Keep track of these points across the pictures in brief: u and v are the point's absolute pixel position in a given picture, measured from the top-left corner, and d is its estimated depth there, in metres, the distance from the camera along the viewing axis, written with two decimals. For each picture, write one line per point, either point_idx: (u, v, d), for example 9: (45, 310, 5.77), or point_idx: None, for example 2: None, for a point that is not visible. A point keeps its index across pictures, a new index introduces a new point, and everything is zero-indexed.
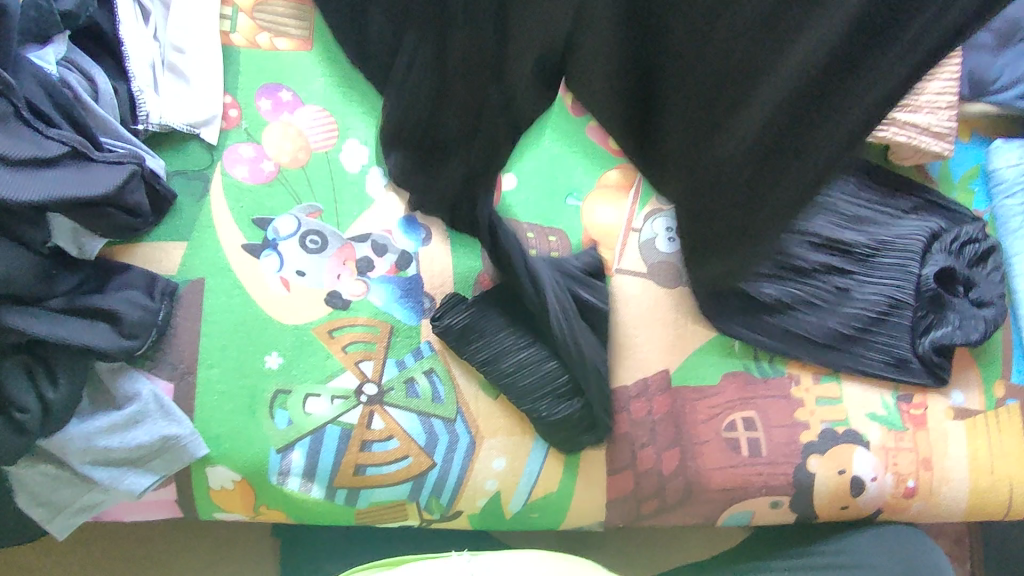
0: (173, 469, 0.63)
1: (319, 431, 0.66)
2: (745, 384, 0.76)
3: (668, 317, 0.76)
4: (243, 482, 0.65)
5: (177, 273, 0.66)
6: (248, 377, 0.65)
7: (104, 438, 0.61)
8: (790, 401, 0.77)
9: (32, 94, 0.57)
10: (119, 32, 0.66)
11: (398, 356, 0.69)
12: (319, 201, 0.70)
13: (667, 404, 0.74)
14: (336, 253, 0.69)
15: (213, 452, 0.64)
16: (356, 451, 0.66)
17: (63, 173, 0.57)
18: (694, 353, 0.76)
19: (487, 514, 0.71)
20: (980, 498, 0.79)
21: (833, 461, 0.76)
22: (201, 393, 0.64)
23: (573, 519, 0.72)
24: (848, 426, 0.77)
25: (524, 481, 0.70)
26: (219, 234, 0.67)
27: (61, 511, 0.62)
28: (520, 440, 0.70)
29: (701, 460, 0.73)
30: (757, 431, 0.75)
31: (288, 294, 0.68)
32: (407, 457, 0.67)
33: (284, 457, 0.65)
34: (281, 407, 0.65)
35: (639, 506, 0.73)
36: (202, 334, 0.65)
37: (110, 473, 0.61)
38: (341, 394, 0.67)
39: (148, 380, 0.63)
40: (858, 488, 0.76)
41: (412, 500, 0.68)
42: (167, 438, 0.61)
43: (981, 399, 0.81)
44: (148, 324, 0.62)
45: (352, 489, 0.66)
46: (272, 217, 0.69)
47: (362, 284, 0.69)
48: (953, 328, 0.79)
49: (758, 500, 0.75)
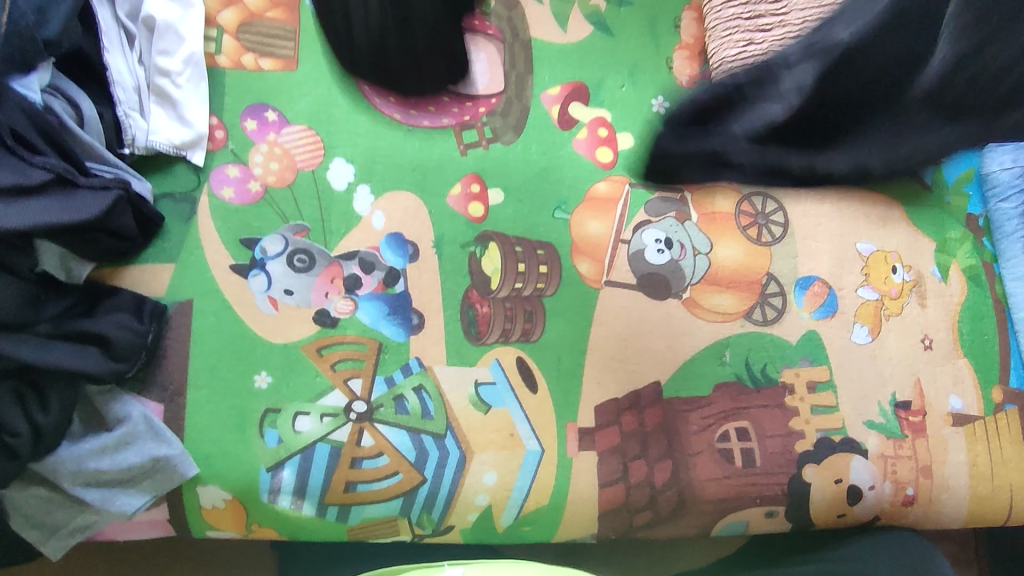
0: (165, 488, 0.63)
1: (309, 449, 0.66)
2: (738, 393, 0.76)
3: (658, 329, 0.76)
4: (234, 501, 0.65)
5: (166, 294, 0.67)
6: (237, 397, 0.66)
7: (94, 460, 0.61)
8: (784, 410, 0.76)
9: (16, 122, 0.58)
10: (105, 58, 0.66)
11: (387, 373, 0.69)
12: (306, 220, 0.70)
13: (659, 416, 0.74)
14: (323, 271, 0.69)
15: (204, 472, 0.64)
16: (346, 468, 0.66)
17: (48, 200, 0.57)
18: (687, 364, 0.76)
19: (479, 528, 0.71)
20: (980, 506, 0.78)
21: (828, 470, 0.75)
22: (192, 414, 0.65)
23: (566, 532, 0.72)
24: (844, 435, 0.76)
25: (516, 495, 0.70)
26: (206, 255, 0.68)
27: (55, 533, 0.63)
28: (511, 454, 0.70)
29: (694, 471, 0.73)
30: (750, 441, 0.74)
31: (276, 313, 0.68)
32: (397, 473, 0.67)
33: (275, 475, 0.65)
34: (270, 426, 0.66)
35: (632, 518, 0.73)
36: (192, 355, 0.66)
37: (102, 494, 0.62)
38: (330, 412, 0.67)
39: (139, 402, 0.64)
40: (855, 497, 0.76)
41: (403, 516, 0.68)
42: (157, 459, 0.62)
43: (980, 405, 0.80)
44: (138, 345, 0.62)
45: (343, 506, 0.67)
46: (259, 237, 0.69)
47: (350, 302, 0.70)
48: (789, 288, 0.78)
49: (754, 510, 0.74)
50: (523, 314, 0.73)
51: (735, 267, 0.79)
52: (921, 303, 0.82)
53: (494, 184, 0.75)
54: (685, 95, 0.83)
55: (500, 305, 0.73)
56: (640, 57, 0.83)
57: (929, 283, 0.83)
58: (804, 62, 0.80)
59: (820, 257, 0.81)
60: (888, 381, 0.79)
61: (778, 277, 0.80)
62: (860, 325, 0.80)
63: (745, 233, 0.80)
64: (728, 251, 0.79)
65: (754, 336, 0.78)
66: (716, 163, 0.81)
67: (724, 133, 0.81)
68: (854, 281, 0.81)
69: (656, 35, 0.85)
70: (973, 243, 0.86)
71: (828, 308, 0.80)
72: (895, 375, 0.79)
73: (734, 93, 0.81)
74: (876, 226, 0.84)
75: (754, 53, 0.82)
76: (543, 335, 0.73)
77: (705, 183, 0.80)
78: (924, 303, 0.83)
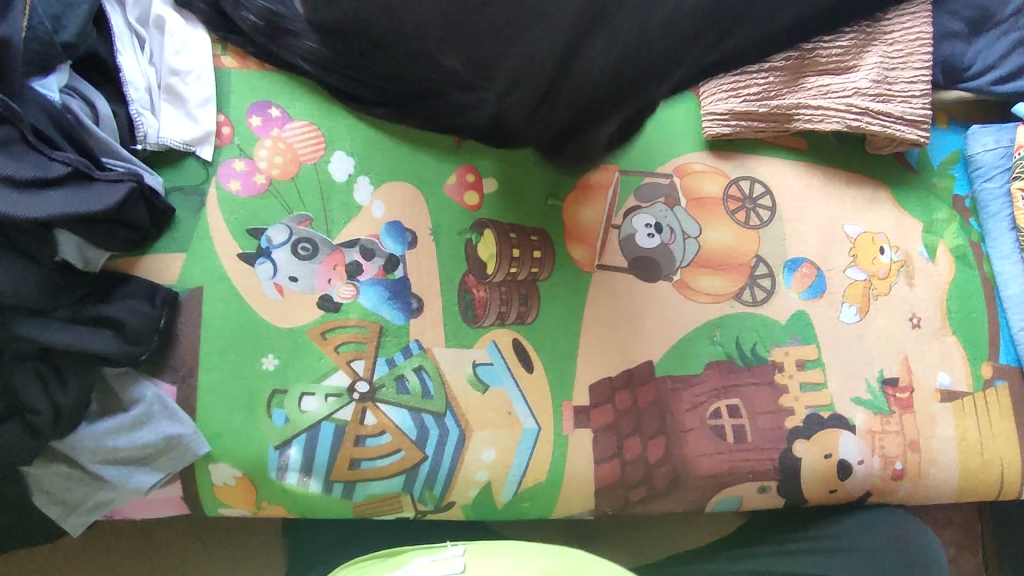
0: (179, 466, 0.67)
1: (315, 427, 0.69)
2: (728, 372, 0.78)
3: (650, 311, 0.78)
4: (245, 478, 0.68)
5: (177, 283, 0.70)
6: (245, 378, 0.69)
7: (112, 438, 0.65)
8: (774, 387, 0.78)
9: (37, 121, 0.62)
10: (117, 61, 0.70)
11: (389, 355, 0.72)
12: (309, 211, 0.74)
13: (653, 394, 0.76)
14: (326, 258, 0.73)
15: (216, 450, 0.68)
16: (350, 446, 0.69)
17: (65, 193, 0.61)
18: (678, 344, 0.78)
19: (479, 504, 0.73)
20: (971, 480, 0.80)
21: (818, 445, 0.77)
22: (203, 395, 0.68)
23: (564, 508, 0.75)
24: (833, 411, 0.78)
25: (514, 471, 0.73)
26: (214, 245, 0.71)
27: (76, 509, 0.66)
28: (508, 432, 0.73)
29: (687, 447, 0.75)
30: (741, 418, 0.77)
31: (282, 299, 0.71)
32: (399, 450, 0.70)
33: (282, 453, 0.68)
34: (278, 407, 0.69)
35: (627, 494, 0.75)
36: (203, 340, 0.69)
37: (119, 472, 0.65)
38: (334, 392, 0.70)
39: (153, 384, 0.67)
40: (845, 472, 0.78)
41: (405, 492, 0.71)
42: (171, 437, 0.65)
43: (969, 381, 0.82)
44: (151, 329, 0.66)
45: (348, 483, 0.70)
46: (265, 227, 0.73)
47: (353, 287, 0.73)
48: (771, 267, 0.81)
49: (746, 486, 0.76)
50: (518, 297, 0.76)
51: (724, 250, 0.81)
52: (909, 283, 0.84)
53: (489, 174, 0.79)
54: None
55: (496, 290, 0.76)
56: None
57: (916, 263, 0.85)
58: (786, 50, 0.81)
59: (807, 239, 0.83)
60: (877, 358, 0.81)
61: (766, 259, 0.82)
62: (848, 305, 0.82)
63: (734, 217, 0.82)
64: (718, 235, 0.82)
65: (744, 317, 0.80)
66: (702, 150, 0.84)
67: (710, 122, 0.83)
68: (842, 262, 0.83)
69: None
70: (958, 224, 0.88)
71: (817, 289, 0.82)
72: (883, 353, 0.82)
73: (717, 82, 0.82)
74: (863, 209, 0.86)
75: None
76: (537, 318, 0.76)
77: (694, 169, 0.83)
78: (912, 283, 0.85)
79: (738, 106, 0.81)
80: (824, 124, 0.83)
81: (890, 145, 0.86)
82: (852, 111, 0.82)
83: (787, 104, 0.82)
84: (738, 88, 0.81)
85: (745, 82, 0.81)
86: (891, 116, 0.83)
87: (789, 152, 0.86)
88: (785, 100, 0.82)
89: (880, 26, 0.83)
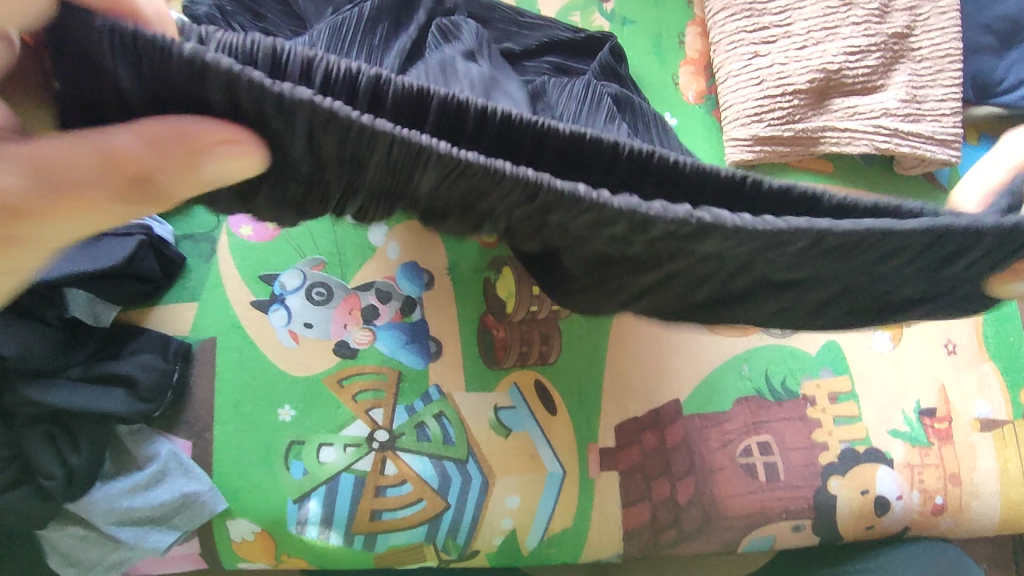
0: (196, 524, 0.65)
1: (334, 479, 0.67)
2: (758, 408, 0.75)
3: (674, 344, 0.76)
4: (263, 533, 0.66)
5: (190, 334, 0.69)
6: (261, 430, 0.67)
7: (127, 498, 0.63)
8: (806, 422, 0.75)
9: None
10: None
11: (408, 402, 0.70)
12: (322, 254, 0.72)
13: (681, 433, 0.74)
14: (341, 303, 0.71)
15: (233, 505, 0.66)
16: (370, 497, 0.67)
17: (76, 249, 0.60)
18: (706, 380, 0.76)
19: (505, 552, 0.71)
20: (1013, 513, 0.77)
21: (854, 481, 0.74)
22: (218, 450, 0.67)
23: (592, 554, 0.72)
24: (868, 445, 0.75)
25: (540, 516, 0.71)
26: (228, 294, 0.70)
27: (92, 571, 0.64)
28: (533, 478, 0.71)
29: (718, 487, 0.72)
30: (773, 455, 0.74)
31: (297, 346, 0.70)
32: (421, 500, 0.68)
33: (301, 506, 0.66)
34: (296, 458, 0.67)
35: (657, 537, 0.72)
36: (217, 391, 0.68)
37: (135, 532, 0.64)
38: (353, 442, 0.68)
39: (167, 440, 0.66)
40: (883, 507, 0.75)
41: (429, 543, 0.69)
42: (187, 495, 0.63)
43: (1009, 409, 0.79)
44: (163, 386, 0.65)
45: (369, 535, 0.67)
46: (278, 273, 0.71)
47: (369, 332, 0.71)
48: None
49: (780, 525, 0.74)
50: (539, 336, 0.73)
51: None
52: None
53: None
54: (692, 109, 0.85)
55: (516, 329, 0.73)
56: (646, 76, 0.85)
57: None
58: (810, 73, 0.79)
59: None
60: (913, 389, 0.78)
61: None
62: (881, 332, 0.79)
63: None
64: None
65: (773, 350, 0.77)
66: None
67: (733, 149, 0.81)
68: None
69: (661, 52, 0.87)
70: None
71: None
72: (919, 382, 0.78)
73: (739, 107, 0.81)
74: None
75: (759, 66, 0.81)
76: (559, 357, 0.74)
77: None
78: None
79: (762, 131, 0.80)
80: (852, 147, 0.80)
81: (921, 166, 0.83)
82: (881, 133, 0.79)
83: (812, 127, 0.80)
84: (760, 114, 0.80)
85: (768, 107, 0.80)
86: (922, 136, 0.79)
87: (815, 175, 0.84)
88: (810, 124, 0.80)
89: (906, 44, 0.81)
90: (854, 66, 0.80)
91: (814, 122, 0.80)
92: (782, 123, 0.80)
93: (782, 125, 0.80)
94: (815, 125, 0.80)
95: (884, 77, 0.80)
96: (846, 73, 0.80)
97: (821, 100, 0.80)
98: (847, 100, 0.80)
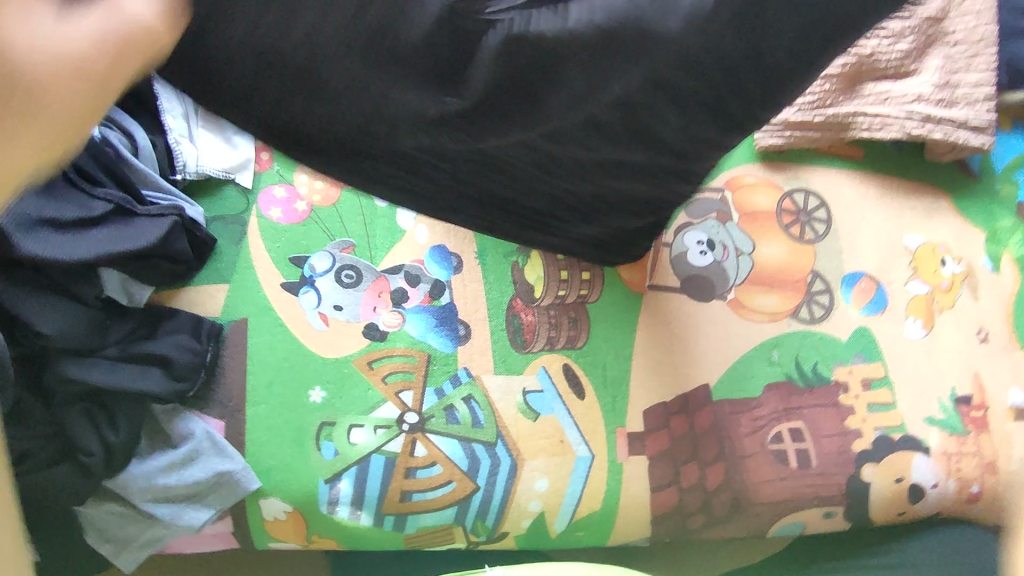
0: (229, 503, 0.65)
1: (365, 460, 0.67)
2: (789, 394, 0.74)
3: (705, 331, 0.76)
4: (296, 513, 0.67)
5: (222, 316, 0.69)
6: (293, 412, 0.67)
7: (162, 476, 0.63)
8: (840, 409, 0.74)
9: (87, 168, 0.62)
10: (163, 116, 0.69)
11: (437, 384, 0.70)
12: (351, 237, 0.73)
13: (710, 418, 0.73)
14: (371, 286, 0.72)
15: (266, 485, 0.66)
16: (400, 479, 0.67)
17: (107, 232, 0.61)
18: (740, 362, 0.75)
19: (533, 534, 0.71)
20: None
21: (889, 469, 0.73)
22: (250, 430, 0.66)
23: (619, 536, 0.72)
24: (904, 432, 0.74)
25: (570, 500, 0.70)
26: (257, 271, 0.71)
27: (128, 546, 0.65)
28: (562, 463, 0.70)
29: (749, 473, 0.72)
30: (805, 441, 0.72)
31: (327, 328, 0.70)
32: (451, 482, 0.68)
33: (332, 487, 0.66)
34: (326, 439, 0.67)
35: (685, 521, 0.72)
36: (249, 371, 0.68)
37: (170, 510, 0.64)
38: (383, 424, 0.68)
39: (201, 420, 0.65)
40: (918, 494, 0.74)
41: (458, 523, 0.69)
42: (222, 474, 0.64)
43: None
44: (197, 368, 0.64)
45: (399, 515, 0.68)
46: (307, 255, 0.72)
47: (398, 316, 0.72)
48: (828, 287, 0.78)
49: (811, 511, 0.73)
50: (568, 321, 0.74)
51: (780, 266, 0.78)
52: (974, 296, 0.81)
53: None
54: None
55: (544, 314, 0.74)
56: None
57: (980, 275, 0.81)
58: (843, 56, 0.80)
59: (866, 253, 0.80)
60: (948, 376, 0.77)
61: (823, 274, 0.79)
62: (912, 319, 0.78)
63: (788, 231, 0.80)
64: (772, 250, 0.79)
65: (802, 335, 0.76)
66: (755, 162, 0.82)
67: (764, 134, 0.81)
68: (902, 275, 0.80)
69: None
70: None
71: (877, 304, 0.78)
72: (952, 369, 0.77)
73: None
74: (923, 219, 0.83)
75: None
76: (588, 341, 0.74)
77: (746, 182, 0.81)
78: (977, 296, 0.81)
79: (795, 114, 0.80)
80: (885, 131, 0.81)
81: (950, 152, 0.84)
82: (914, 118, 0.80)
83: (843, 112, 0.80)
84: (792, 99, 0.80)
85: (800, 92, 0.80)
86: (955, 122, 0.81)
87: (844, 161, 0.84)
88: (841, 108, 0.80)
89: (939, 30, 0.82)
90: (886, 50, 0.81)
91: (843, 105, 0.81)
92: (812, 106, 0.80)
93: (813, 108, 0.80)
94: (848, 109, 0.80)
95: (913, 63, 0.81)
96: (879, 56, 0.80)
97: (852, 85, 0.81)
98: (877, 84, 0.81)
